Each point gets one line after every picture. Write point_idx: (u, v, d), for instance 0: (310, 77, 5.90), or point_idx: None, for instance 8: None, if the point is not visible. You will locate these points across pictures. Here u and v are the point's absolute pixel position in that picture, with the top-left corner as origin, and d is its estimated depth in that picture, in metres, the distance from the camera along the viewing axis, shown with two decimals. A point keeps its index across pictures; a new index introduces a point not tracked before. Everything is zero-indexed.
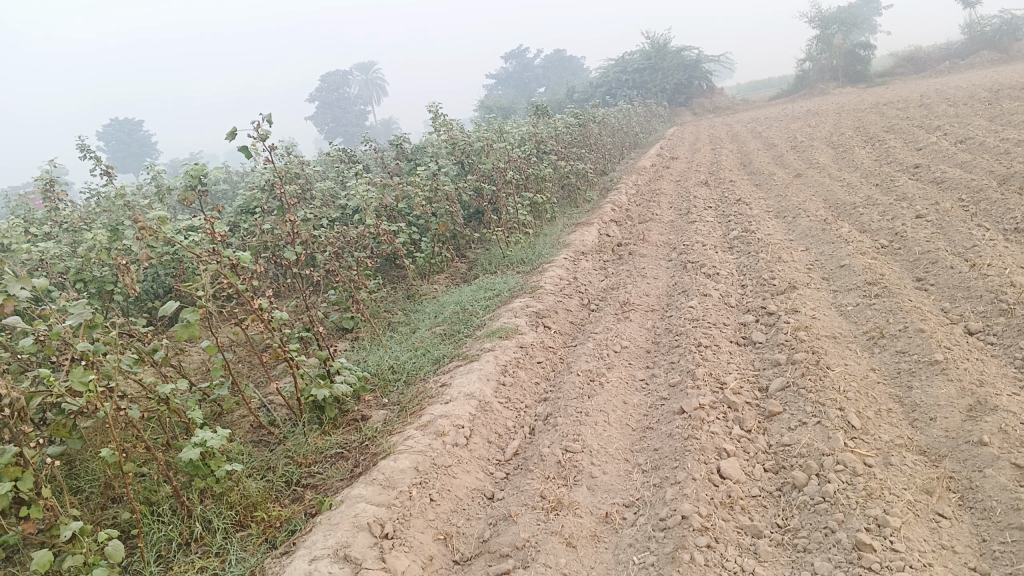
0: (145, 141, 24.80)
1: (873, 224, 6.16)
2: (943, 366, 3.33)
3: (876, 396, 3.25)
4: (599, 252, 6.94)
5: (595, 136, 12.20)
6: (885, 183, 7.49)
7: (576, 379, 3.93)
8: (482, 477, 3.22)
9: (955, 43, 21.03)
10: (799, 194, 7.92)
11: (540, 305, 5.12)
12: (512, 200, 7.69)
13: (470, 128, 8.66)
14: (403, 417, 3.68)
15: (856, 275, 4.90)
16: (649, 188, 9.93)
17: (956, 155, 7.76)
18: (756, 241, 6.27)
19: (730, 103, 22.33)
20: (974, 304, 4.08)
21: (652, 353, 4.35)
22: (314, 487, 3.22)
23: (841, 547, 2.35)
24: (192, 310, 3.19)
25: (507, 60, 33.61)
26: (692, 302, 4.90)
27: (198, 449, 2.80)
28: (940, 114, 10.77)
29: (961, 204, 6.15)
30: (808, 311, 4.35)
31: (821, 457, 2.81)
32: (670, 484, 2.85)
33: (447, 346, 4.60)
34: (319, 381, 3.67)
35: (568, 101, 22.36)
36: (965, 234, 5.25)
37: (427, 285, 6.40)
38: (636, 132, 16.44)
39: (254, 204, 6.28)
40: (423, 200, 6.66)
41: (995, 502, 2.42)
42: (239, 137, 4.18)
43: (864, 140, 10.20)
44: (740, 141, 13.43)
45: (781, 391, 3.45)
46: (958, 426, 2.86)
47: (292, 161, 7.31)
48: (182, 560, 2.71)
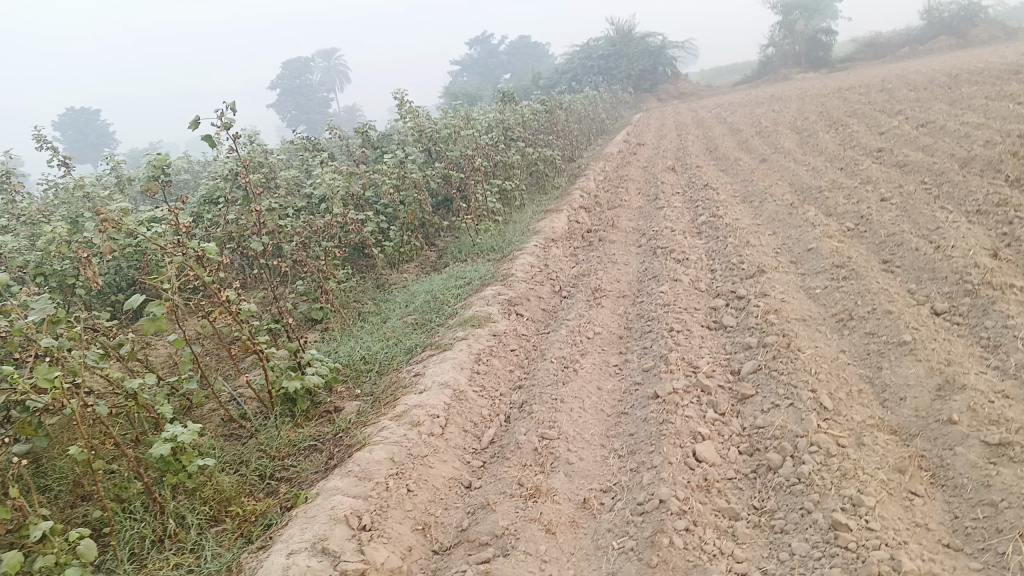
0: (103, 131, 24.31)
1: (839, 207, 6.23)
2: (911, 346, 3.38)
3: (847, 377, 3.29)
4: (569, 238, 6.94)
5: (561, 123, 12.18)
6: (849, 167, 7.58)
7: (550, 366, 3.93)
8: (458, 466, 3.20)
9: (914, 28, 21.32)
10: (765, 178, 7.98)
11: (512, 293, 5.11)
12: (481, 188, 7.65)
13: (437, 115, 8.60)
14: (377, 407, 3.65)
15: (824, 258, 4.96)
16: (616, 174, 9.94)
17: (918, 139, 7.87)
18: (724, 225, 6.31)
19: (695, 89, 22.45)
20: (940, 285, 4.14)
21: (625, 338, 4.37)
22: (289, 479, 3.18)
23: (818, 528, 2.38)
24: (159, 302, 3.12)
25: (472, 47, 33.42)
26: (663, 287, 4.92)
27: (169, 444, 2.75)
28: (902, 98, 10.92)
29: (924, 186, 6.25)
30: (777, 294, 4.39)
31: (795, 439, 2.84)
32: (647, 468, 2.86)
33: (419, 335, 4.57)
34: (291, 373, 3.62)
35: (534, 88, 22.32)
36: (928, 216, 5.33)
37: (397, 274, 6.36)
38: (603, 119, 16.47)
39: (218, 193, 6.18)
40: (391, 188, 6.60)
41: (966, 480, 2.46)
42: (203, 125, 4.11)
43: (828, 124, 10.31)
44: (706, 126, 13.50)
45: (753, 374, 3.48)
46: (928, 405, 2.91)
47: (257, 150, 7.19)
48: (156, 557, 2.67)
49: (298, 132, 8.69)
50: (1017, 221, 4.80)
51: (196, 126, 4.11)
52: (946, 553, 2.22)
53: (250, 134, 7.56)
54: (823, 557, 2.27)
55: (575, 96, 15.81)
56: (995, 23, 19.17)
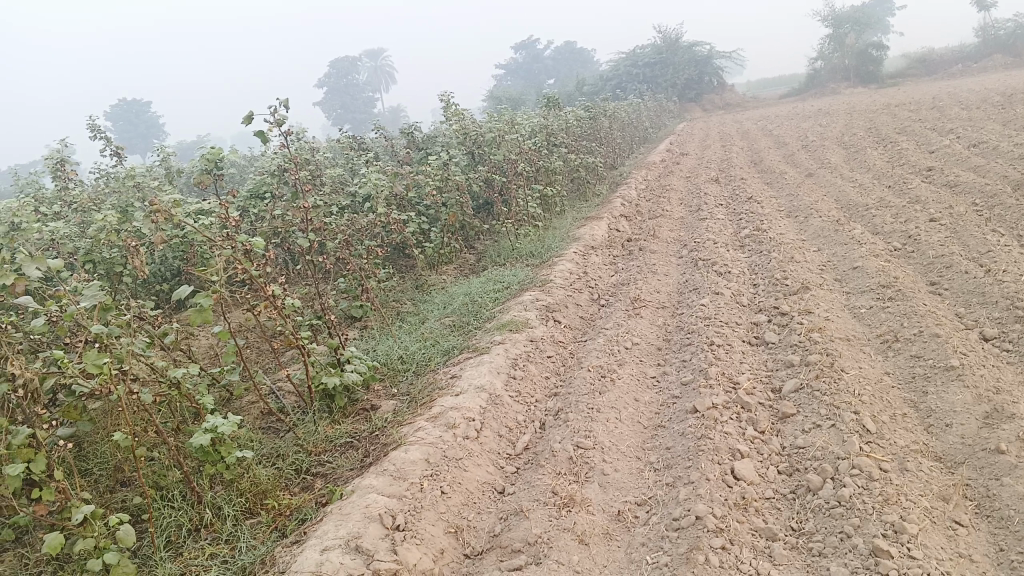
0: (153, 123, 24.86)
1: (886, 226, 6.13)
2: (959, 372, 3.31)
3: (891, 400, 3.23)
4: (609, 247, 6.91)
5: (605, 130, 12.14)
6: (898, 185, 7.46)
7: (587, 375, 3.92)
8: (492, 471, 3.20)
9: (968, 45, 20.91)
10: (811, 193, 7.88)
11: (550, 299, 5.10)
12: (523, 192, 7.66)
13: (482, 118, 8.63)
14: (413, 407, 3.67)
15: (870, 277, 4.88)
16: (659, 184, 9.88)
17: (971, 159, 7.71)
18: (767, 240, 6.25)
19: (740, 101, 22.28)
20: (989, 310, 4.05)
21: (663, 350, 4.33)
22: (324, 476, 3.20)
23: (858, 553, 2.34)
24: (205, 294, 3.17)
25: (518, 51, 33.51)
26: (703, 300, 4.88)
27: (209, 434, 2.79)
28: (954, 117, 10.71)
29: (975, 208, 6.12)
30: (821, 312, 4.33)
31: (836, 461, 2.79)
32: (684, 483, 2.83)
33: (457, 337, 4.59)
34: (330, 369, 3.66)
35: (578, 94, 22.30)
36: (979, 239, 5.22)
37: (436, 275, 6.39)
38: (646, 127, 16.40)
39: (264, 188, 6.26)
40: (434, 189, 6.64)
41: (1012, 512, 2.40)
42: (255, 122, 4.15)
43: (876, 141, 10.15)
44: (750, 138, 13.37)
45: (794, 393, 3.43)
46: (975, 433, 2.84)
47: (304, 148, 7.29)
48: (192, 546, 2.71)
49: (344, 131, 8.78)
50: None
51: (248, 123, 4.17)
52: None
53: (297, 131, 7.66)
54: None
55: (620, 104, 15.77)
56: None
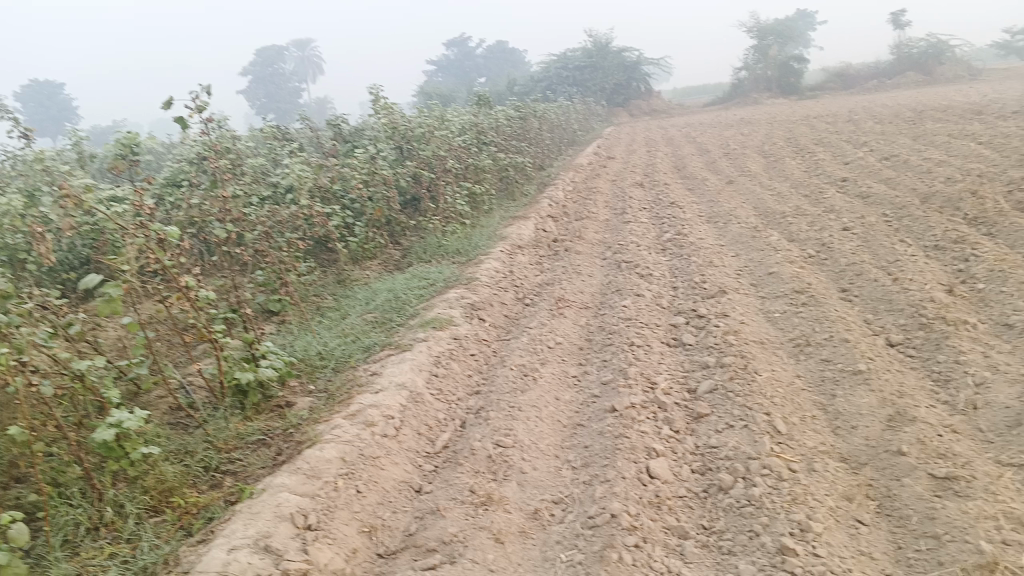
0: (66, 105, 23.83)
1: (801, 234, 6.32)
2: (866, 375, 3.43)
3: (801, 402, 3.33)
4: (535, 246, 6.94)
5: (534, 130, 12.19)
6: (814, 195, 7.70)
7: (509, 373, 3.92)
8: (409, 469, 3.16)
9: (883, 62, 21.77)
10: (731, 200, 8.07)
11: (475, 297, 5.08)
12: (450, 189, 7.62)
13: (410, 112, 8.56)
14: (330, 404, 3.60)
15: (784, 283, 5.02)
16: (585, 186, 9.97)
17: (882, 172, 8.02)
18: (688, 244, 6.37)
19: (667, 108, 22.70)
20: (895, 316, 4.22)
21: (585, 350, 4.37)
22: (234, 473, 3.11)
23: (766, 551, 2.39)
24: (115, 285, 3.05)
25: (449, 47, 33.35)
26: (626, 301, 4.94)
27: (113, 430, 2.69)
28: (868, 130, 11.14)
29: (885, 219, 6.36)
30: (737, 315, 4.43)
31: (747, 460, 2.85)
32: (600, 481, 2.85)
33: (378, 334, 4.53)
34: (244, 364, 3.56)
35: (509, 94, 22.31)
36: (888, 248, 5.43)
37: (359, 270, 6.30)
38: (575, 129, 16.53)
39: (182, 176, 6.07)
40: (359, 183, 6.55)
41: (911, 511, 2.49)
42: (175, 107, 3.99)
43: (795, 151, 10.47)
44: (675, 144, 13.63)
45: (709, 393, 3.50)
46: (878, 435, 2.95)
47: (225, 137, 7.09)
48: (90, 545, 2.60)
49: (268, 120, 8.58)
50: (973, 259, 4.91)
51: (166, 108, 4.02)
52: None
53: (219, 118, 7.44)
54: None
55: (549, 105, 15.85)
56: (961, 63, 19.63)
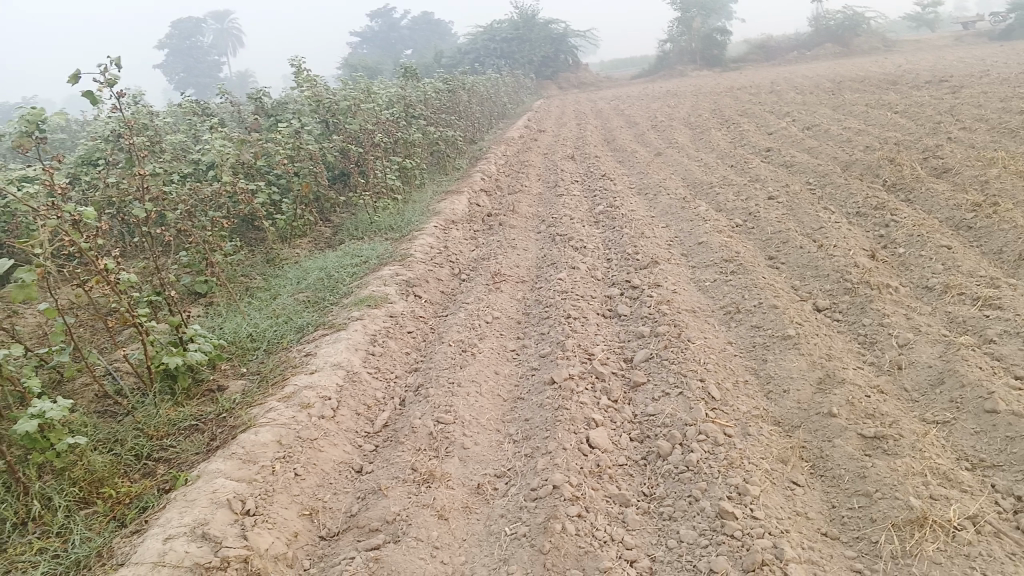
0: None
1: (729, 203, 6.43)
2: (795, 340, 3.52)
3: (733, 368, 3.40)
4: (468, 221, 6.89)
5: (463, 103, 12.07)
6: (740, 165, 7.84)
7: (447, 349, 3.89)
8: (349, 450, 3.12)
9: (802, 34, 22.24)
10: (660, 171, 8.16)
11: (409, 273, 5.02)
12: (380, 163, 7.49)
13: (335, 86, 8.37)
14: (264, 387, 3.52)
15: (714, 252, 5.10)
16: (516, 159, 9.94)
17: (805, 141, 8.21)
18: (620, 216, 6.42)
19: (595, 81, 22.78)
20: (821, 282, 4.33)
21: (521, 324, 4.36)
22: (166, 461, 3.02)
23: (705, 515, 2.43)
24: (28, 269, 2.91)
25: (374, 19, 32.72)
26: (561, 274, 4.95)
27: (36, 421, 2.56)
28: (790, 100, 11.38)
29: (809, 187, 6.52)
30: (670, 285, 4.49)
31: (684, 427, 2.90)
32: (541, 453, 2.86)
33: (311, 313, 4.44)
34: (172, 348, 3.44)
35: (436, 66, 22.03)
36: (813, 216, 5.57)
37: (288, 248, 6.16)
38: (505, 102, 16.46)
39: (98, 154, 5.81)
40: (285, 159, 6.38)
41: (843, 471, 2.57)
42: (83, 81, 3.76)
43: (721, 122, 10.64)
44: (604, 117, 13.69)
45: (645, 362, 3.54)
46: (809, 398, 3.03)
47: (142, 113, 6.81)
48: (18, 541, 2.48)
49: (187, 96, 8.27)
50: (892, 225, 5.08)
51: (74, 82, 3.78)
52: (824, 542, 2.30)
53: (135, 94, 7.14)
54: (710, 544, 2.31)
55: (477, 78, 15.72)
56: (876, 35, 20.18)
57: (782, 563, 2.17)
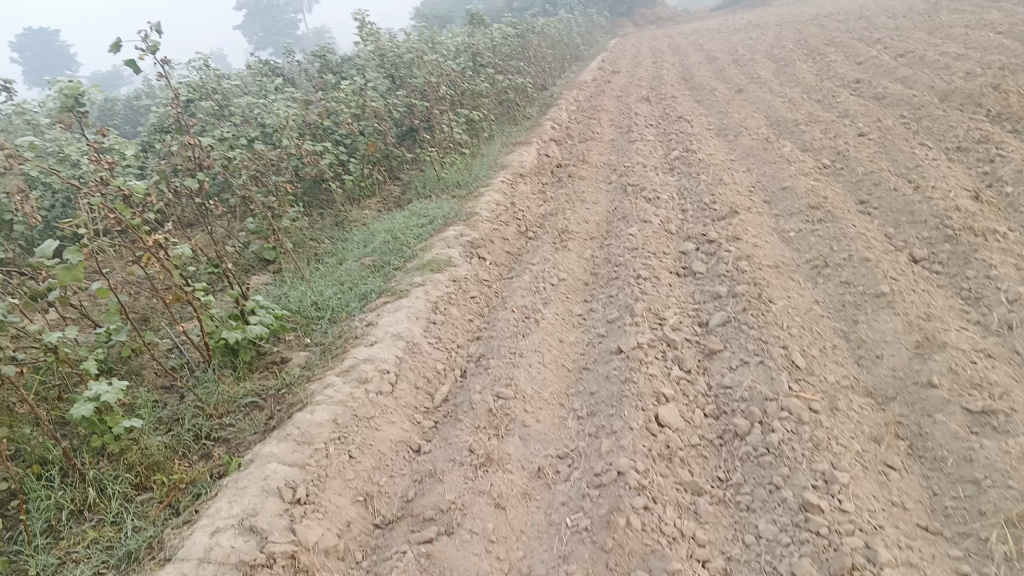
0: (63, 54, 22.40)
1: (815, 142, 6.01)
2: (890, 299, 3.19)
3: (821, 332, 3.10)
4: (538, 173, 6.65)
5: (533, 49, 11.69)
6: (827, 99, 7.32)
7: (510, 316, 3.71)
8: (407, 428, 2.99)
9: None
10: (740, 110, 7.71)
11: (474, 233, 4.84)
12: (446, 117, 7.29)
13: (400, 38, 8.17)
14: (324, 361, 3.42)
15: (798, 198, 4.74)
16: (589, 105, 9.57)
17: (899, 70, 7.61)
18: (697, 161, 6.08)
19: (672, 15, 22.00)
20: (919, 229, 3.96)
21: (590, 286, 4.14)
22: (226, 441, 2.94)
23: (787, 507, 2.21)
24: (74, 249, 2.84)
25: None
26: (632, 228, 4.69)
27: (92, 404, 2.50)
28: (880, 26, 10.62)
29: (903, 121, 6.02)
30: (750, 238, 4.18)
31: (764, 402, 2.65)
32: (607, 434, 2.66)
33: (374, 279, 4.32)
34: (230, 323, 3.36)
35: (507, 10, 21.49)
36: (907, 153, 5.13)
37: (356, 209, 6.07)
38: (578, 44, 15.95)
39: (166, 120, 5.80)
40: (349, 117, 6.24)
41: (946, 452, 2.30)
42: (124, 48, 3.65)
43: (805, 53, 10.00)
44: (681, 53, 13.09)
45: (721, 327, 3.28)
46: (906, 365, 2.74)
47: (209, 78, 6.78)
48: (73, 530, 2.44)
49: (254, 56, 8.23)
50: (999, 160, 4.61)
51: (116, 50, 3.68)
52: (924, 538, 2.06)
53: (202, 58, 7.11)
54: (791, 543, 2.10)
55: (549, 21, 15.25)
56: None
57: (874, 568, 1.94)
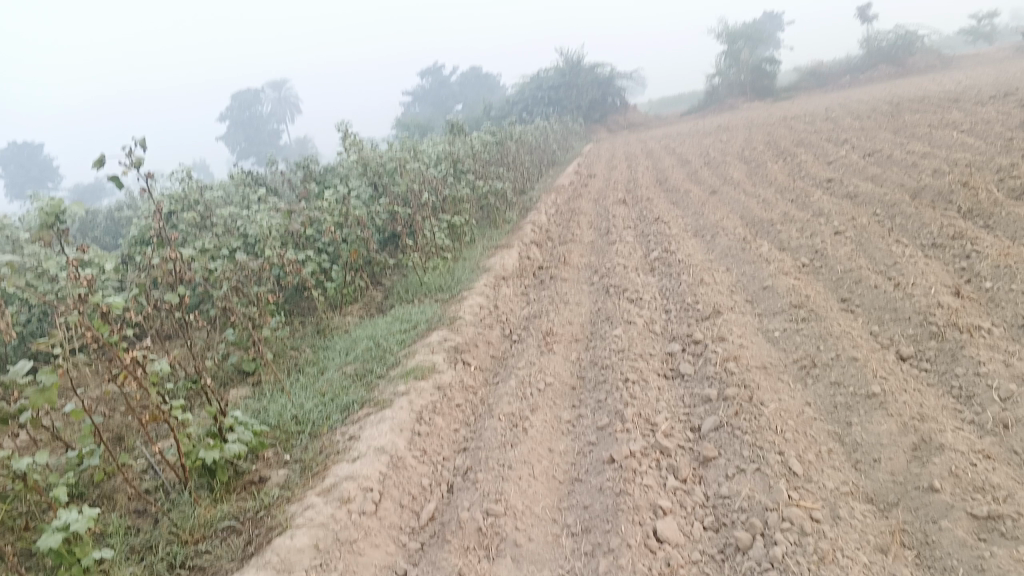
0: (46, 166, 22.59)
1: (792, 241, 6.09)
2: (881, 399, 3.16)
3: (815, 435, 3.04)
4: (520, 276, 6.67)
5: (510, 154, 11.95)
6: (801, 199, 7.48)
7: (498, 425, 3.63)
8: (393, 551, 2.87)
9: (852, 59, 21.74)
10: (716, 211, 7.85)
11: (458, 338, 4.80)
12: (428, 223, 7.36)
13: (381, 148, 8.33)
14: (306, 478, 3.30)
15: (781, 297, 4.76)
16: (567, 207, 9.72)
17: (868, 169, 7.82)
18: (677, 261, 6.13)
19: (644, 120, 22.73)
20: (903, 326, 3.96)
21: (577, 390, 4.08)
22: (202, 570, 2.80)
23: None
24: (49, 370, 2.75)
25: (422, 78, 33.25)
26: (617, 330, 4.67)
27: (61, 535, 2.38)
28: (846, 127, 10.98)
29: (877, 219, 6.14)
30: (736, 338, 4.16)
31: (764, 513, 2.58)
32: (604, 552, 2.57)
33: (357, 389, 4.24)
34: (209, 441, 3.24)
35: (485, 118, 22.09)
36: (884, 250, 5.20)
37: (338, 316, 6.02)
38: (554, 149, 16.34)
39: (147, 232, 5.80)
40: (332, 226, 6.27)
41: (955, 562, 2.23)
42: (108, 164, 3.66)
43: (776, 154, 10.28)
44: (655, 157, 13.43)
45: (714, 432, 3.22)
46: (905, 469, 2.69)
47: (191, 189, 6.83)
48: None
49: (237, 167, 8.33)
50: (974, 255, 4.68)
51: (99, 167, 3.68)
52: None
53: (185, 170, 7.18)
54: None
55: (525, 127, 15.66)
56: (930, 54, 19.54)
57: None
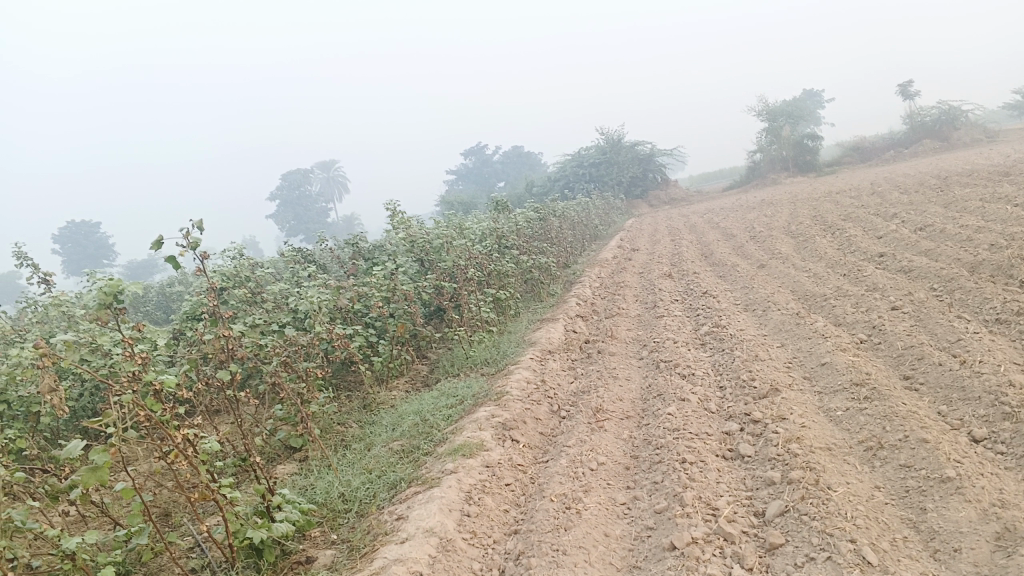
0: (101, 245, 23.32)
1: (847, 317, 5.94)
2: (957, 484, 2.99)
3: (888, 522, 2.89)
4: (567, 349, 6.59)
5: (555, 230, 12.00)
6: (853, 273, 7.33)
7: (550, 507, 3.51)
8: None
9: (895, 133, 21.66)
10: (766, 285, 7.73)
11: (507, 414, 4.71)
12: (473, 297, 7.36)
13: (429, 224, 8.42)
14: (355, 560, 3.22)
15: (840, 374, 4.61)
16: (612, 281, 9.66)
17: (921, 243, 7.67)
18: (728, 337, 6.01)
19: (686, 195, 22.80)
20: (973, 406, 3.79)
21: (631, 470, 3.95)
22: None
23: None
24: (101, 448, 2.73)
25: (466, 156, 33.92)
26: (670, 408, 4.54)
27: None
28: (894, 201, 10.85)
29: (934, 294, 5.97)
30: (797, 418, 4.00)
31: None
32: None
33: (405, 467, 4.17)
34: (256, 520, 3.18)
35: (528, 196, 22.34)
36: (946, 326, 5.03)
37: (384, 391, 5.98)
38: (596, 225, 16.40)
39: (199, 309, 5.86)
40: (379, 300, 6.29)
41: None
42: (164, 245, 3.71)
43: (824, 228, 10.16)
44: (700, 231, 13.38)
45: (779, 518, 3.07)
46: (990, 561, 2.52)
47: (243, 266, 6.94)
48: None
49: (287, 244, 8.47)
50: None
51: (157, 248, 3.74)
52: None
53: (237, 247, 7.32)
54: None
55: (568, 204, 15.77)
56: (976, 127, 19.41)
57: None
